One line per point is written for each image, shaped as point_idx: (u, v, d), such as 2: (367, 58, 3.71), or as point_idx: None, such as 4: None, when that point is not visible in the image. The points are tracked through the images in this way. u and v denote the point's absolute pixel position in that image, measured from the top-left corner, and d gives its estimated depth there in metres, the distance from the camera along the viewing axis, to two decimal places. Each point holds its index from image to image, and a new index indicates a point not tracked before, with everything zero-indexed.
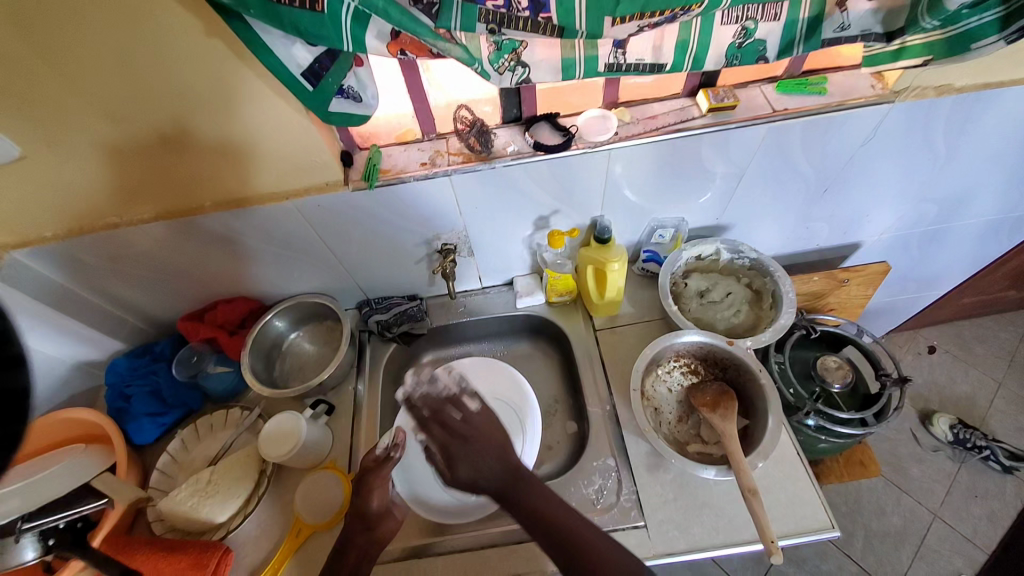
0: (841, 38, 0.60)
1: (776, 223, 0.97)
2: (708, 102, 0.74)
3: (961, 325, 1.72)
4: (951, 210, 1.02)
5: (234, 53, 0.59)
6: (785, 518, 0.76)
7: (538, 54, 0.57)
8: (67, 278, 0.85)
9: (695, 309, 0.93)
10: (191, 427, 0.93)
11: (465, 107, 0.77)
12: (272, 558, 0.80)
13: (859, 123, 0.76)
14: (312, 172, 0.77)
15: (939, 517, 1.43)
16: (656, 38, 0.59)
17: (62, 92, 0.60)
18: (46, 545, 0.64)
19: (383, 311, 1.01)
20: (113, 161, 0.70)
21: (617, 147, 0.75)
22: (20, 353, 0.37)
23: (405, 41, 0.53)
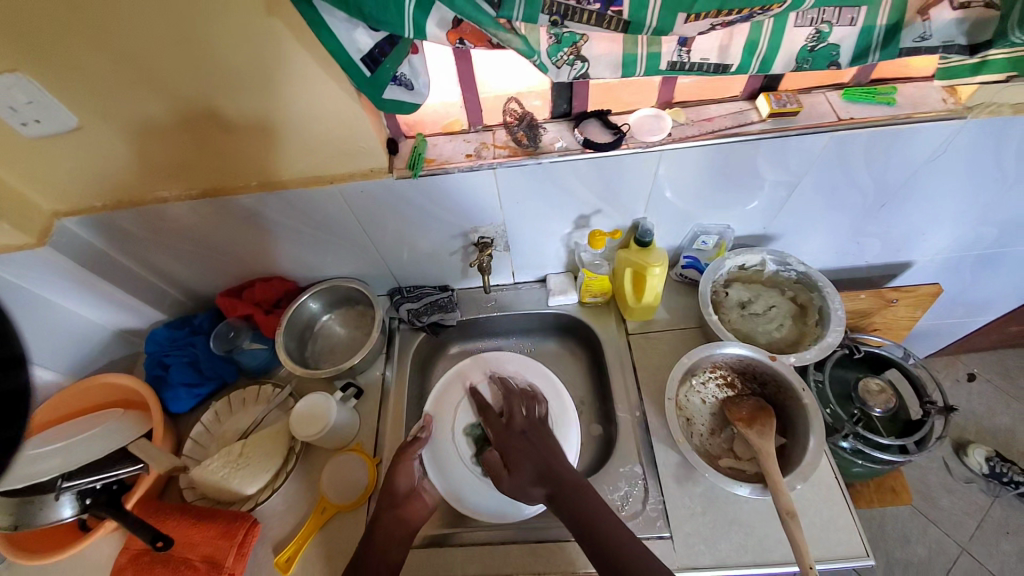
0: (920, 48, 0.57)
1: (824, 236, 0.93)
2: (769, 106, 0.71)
3: (1007, 354, 1.63)
4: (1014, 234, 0.96)
5: (293, 35, 0.60)
6: (818, 543, 0.73)
7: (598, 49, 0.56)
8: (114, 247, 0.88)
9: (735, 320, 0.90)
10: (225, 400, 0.96)
11: (515, 99, 0.76)
12: (297, 533, 0.82)
13: (928, 137, 0.72)
14: (355, 158, 0.77)
15: (967, 552, 1.37)
16: (723, 37, 0.56)
17: (126, 65, 0.61)
18: (83, 503, 0.71)
19: (415, 300, 1.01)
20: (164, 136, 0.72)
21: (668, 149, 0.73)
22: (21, 353, 0.40)
23: (465, 30, 0.52)
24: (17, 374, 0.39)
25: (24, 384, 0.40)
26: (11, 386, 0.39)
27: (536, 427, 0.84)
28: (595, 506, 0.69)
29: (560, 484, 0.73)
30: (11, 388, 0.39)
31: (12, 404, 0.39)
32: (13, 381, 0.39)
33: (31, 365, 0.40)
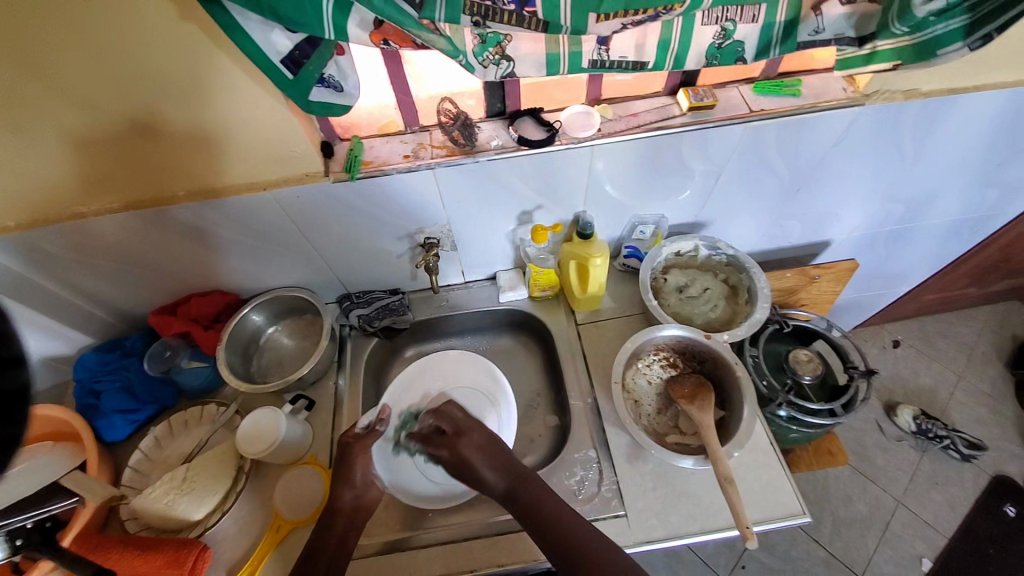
0: (816, 42, 0.62)
1: (752, 221, 0.99)
2: (687, 100, 0.76)
3: (924, 320, 1.80)
4: (915, 210, 1.06)
5: (209, 39, 0.57)
6: (757, 505, 0.79)
7: (523, 49, 0.58)
8: (30, 269, 0.81)
9: (674, 304, 0.95)
10: (165, 424, 0.90)
11: (449, 99, 0.77)
12: (252, 554, 0.79)
13: (830, 125, 0.79)
14: (290, 163, 0.75)
15: (902, 504, 1.50)
16: (638, 36, 0.59)
17: (22, 75, 0.57)
18: (14, 545, 0.63)
19: (364, 305, 0.99)
20: (79, 149, 0.67)
21: (600, 143, 0.76)
22: (21, 353, 0.36)
23: (388, 31, 0.53)
24: (17, 374, 0.36)
25: (23, 384, 0.36)
26: (12, 385, 0.35)
27: (475, 432, 0.81)
28: (551, 508, 0.72)
29: (519, 482, 0.76)
30: (12, 388, 0.35)
31: (12, 406, 0.35)
32: (11, 380, 0.35)
33: (30, 363, 0.36)
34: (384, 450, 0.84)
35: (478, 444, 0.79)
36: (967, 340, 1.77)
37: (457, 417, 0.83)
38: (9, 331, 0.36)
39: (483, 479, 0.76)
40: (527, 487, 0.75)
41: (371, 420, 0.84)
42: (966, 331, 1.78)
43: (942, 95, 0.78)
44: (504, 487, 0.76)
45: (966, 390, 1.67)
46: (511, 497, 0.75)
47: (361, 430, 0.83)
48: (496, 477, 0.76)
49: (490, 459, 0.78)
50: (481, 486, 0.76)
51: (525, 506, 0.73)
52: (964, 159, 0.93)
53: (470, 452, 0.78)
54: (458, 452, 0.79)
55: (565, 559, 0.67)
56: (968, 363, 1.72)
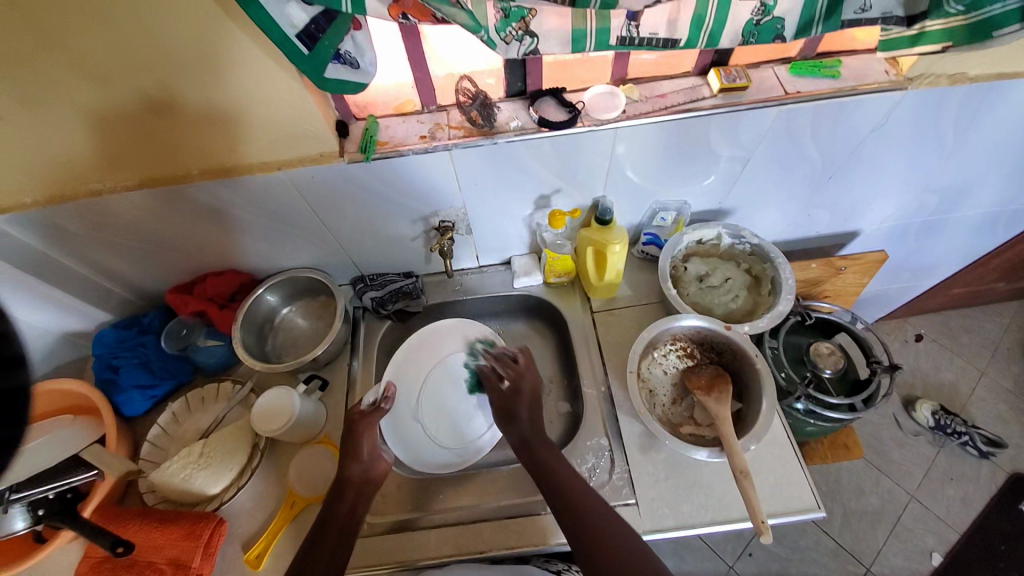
0: (862, 21, 0.57)
1: (777, 209, 0.96)
2: (719, 81, 0.72)
3: (949, 315, 1.75)
4: (951, 201, 1.02)
5: (224, 11, 0.55)
6: (771, 498, 0.78)
7: (548, 24, 0.55)
8: (50, 246, 0.82)
9: (694, 294, 0.93)
10: (182, 400, 0.92)
11: (468, 78, 0.74)
12: (266, 528, 0.80)
13: (868, 110, 0.74)
14: (305, 142, 0.73)
15: (915, 499, 1.48)
16: (671, 10, 0.56)
17: (34, 46, 0.55)
18: (35, 514, 0.67)
19: (377, 287, 0.98)
20: (94, 125, 0.66)
21: (623, 126, 0.73)
22: (20, 354, 0.40)
23: (407, 4, 0.50)
24: (17, 375, 0.39)
25: (24, 384, 0.40)
26: (12, 385, 0.39)
27: (532, 381, 0.84)
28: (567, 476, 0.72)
29: (537, 437, 0.78)
30: (11, 388, 0.39)
31: (10, 403, 0.39)
32: (14, 380, 0.39)
33: (29, 365, 0.40)
34: (391, 425, 0.87)
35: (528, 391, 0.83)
36: (994, 335, 1.71)
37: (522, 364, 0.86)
38: (9, 332, 0.40)
39: (517, 416, 0.80)
40: (542, 444, 0.77)
41: (378, 397, 0.83)
42: (992, 326, 1.73)
43: (993, 80, 0.73)
44: (524, 432, 0.78)
45: (989, 387, 1.63)
46: (526, 447, 0.77)
47: (367, 407, 0.82)
48: (528, 423, 0.79)
49: (531, 405, 0.81)
50: (512, 423, 0.79)
51: (536, 461, 0.75)
52: (1009, 147, 0.88)
53: (522, 399, 0.82)
54: (518, 386, 0.83)
55: (571, 515, 0.68)
56: (993, 359, 1.68)
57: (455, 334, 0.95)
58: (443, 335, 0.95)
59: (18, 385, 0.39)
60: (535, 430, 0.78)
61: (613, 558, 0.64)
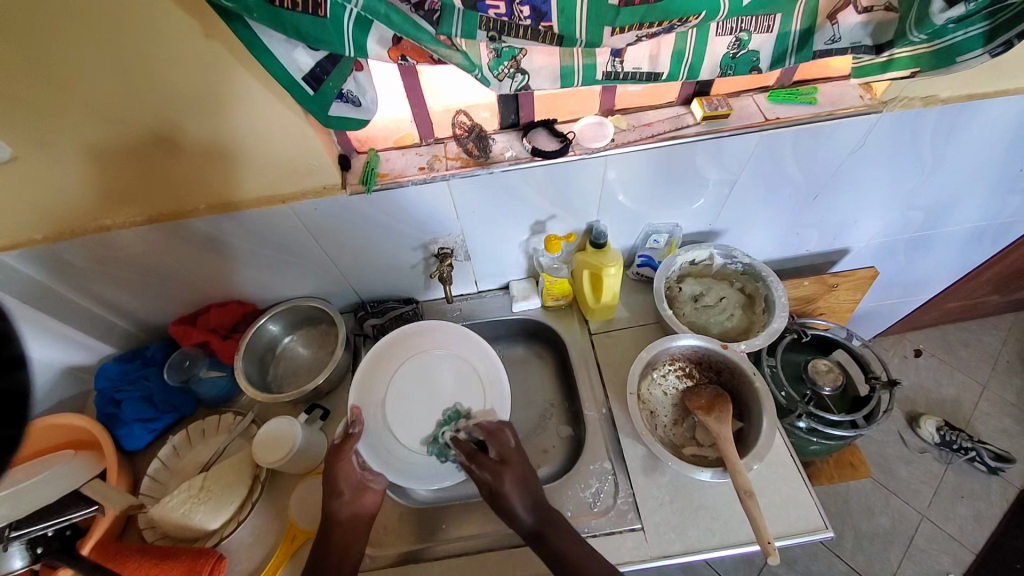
0: (832, 51, 0.62)
1: (766, 229, 0.98)
2: (701, 110, 0.75)
3: (946, 329, 1.75)
4: (936, 216, 1.04)
5: (233, 56, 0.59)
6: (778, 519, 0.77)
7: (538, 61, 0.58)
8: (55, 280, 0.84)
9: (690, 313, 0.95)
10: (182, 433, 0.92)
11: (463, 112, 0.78)
12: (267, 563, 0.79)
13: (846, 133, 0.78)
14: (306, 176, 0.76)
15: (927, 518, 1.45)
16: (652, 47, 0.60)
17: (51, 91, 0.59)
18: (34, 553, 0.64)
19: (378, 315, 1.01)
20: (105, 164, 0.69)
21: (613, 154, 0.76)
22: (20, 354, 0.36)
23: (406, 47, 0.54)
24: (16, 375, 0.35)
25: (23, 384, 0.36)
26: (11, 386, 0.35)
27: (520, 464, 0.76)
28: (579, 554, 0.68)
29: (546, 522, 0.71)
30: (11, 390, 0.35)
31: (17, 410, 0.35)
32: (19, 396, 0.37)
33: (32, 365, 0.36)
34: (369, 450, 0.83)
35: (518, 477, 0.74)
36: (992, 349, 1.72)
37: (508, 446, 0.79)
38: (9, 331, 0.35)
39: (513, 512, 0.71)
40: (555, 531, 0.71)
41: (345, 424, 0.82)
42: (990, 339, 1.73)
43: (963, 101, 0.77)
44: (532, 525, 0.71)
45: (991, 401, 1.62)
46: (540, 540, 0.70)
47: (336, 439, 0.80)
48: (527, 512, 0.72)
49: (525, 494, 0.73)
50: (511, 519, 0.71)
51: (558, 557, 0.68)
52: (986, 164, 0.91)
53: (508, 478, 0.74)
54: (501, 480, 0.74)
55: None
56: (994, 373, 1.67)
57: (410, 344, 0.94)
58: (404, 345, 0.93)
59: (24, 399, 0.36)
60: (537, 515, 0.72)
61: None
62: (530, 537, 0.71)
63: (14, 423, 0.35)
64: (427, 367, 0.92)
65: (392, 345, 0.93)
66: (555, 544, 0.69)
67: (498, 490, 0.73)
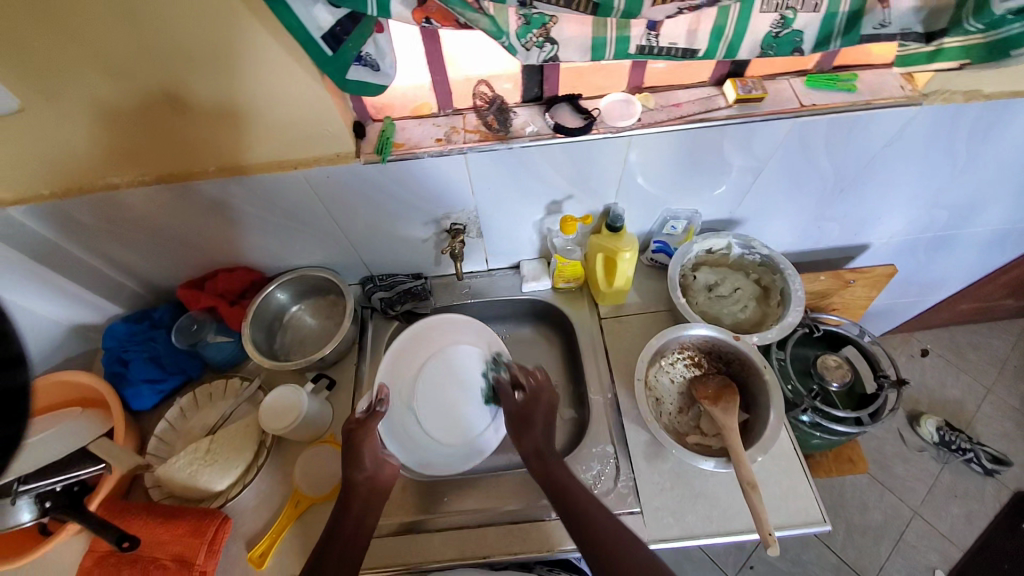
0: (880, 35, 0.58)
1: (787, 220, 0.96)
2: (735, 92, 0.72)
3: (956, 330, 1.73)
4: (962, 216, 1.01)
5: (248, 10, 0.56)
6: (778, 511, 0.77)
7: (568, 31, 0.55)
8: (63, 237, 0.83)
9: (703, 302, 0.93)
10: (189, 395, 0.92)
11: (485, 83, 0.75)
12: (271, 526, 0.80)
13: (882, 124, 0.75)
14: (321, 142, 0.74)
15: (918, 515, 1.47)
16: (691, 22, 0.56)
17: (57, 40, 0.56)
18: (43, 506, 0.68)
19: (387, 288, 1.00)
20: (114, 119, 0.67)
21: (638, 134, 0.73)
22: (20, 352, 0.37)
23: (431, 9, 0.51)
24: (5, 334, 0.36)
25: (18, 354, 0.37)
26: (12, 384, 0.36)
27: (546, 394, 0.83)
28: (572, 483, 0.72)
29: (553, 454, 0.76)
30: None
31: None
32: (14, 380, 0.36)
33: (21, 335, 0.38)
34: (389, 427, 0.84)
35: (546, 407, 0.82)
36: (1001, 352, 1.70)
37: (541, 383, 0.84)
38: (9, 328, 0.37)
39: (532, 424, 0.79)
40: (556, 460, 0.75)
41: (371, 401, 0.82)
42: (1000, 343, 1.72)
43: (1007, 97, 0.73)
44: (534, 447, 0.77)
45: (994, 404, 1.62)
46: (541, 460, 0.75)
47: (362, 414, 0.80)
48: (541, 432, 0.79)
49: (550, 421, 0.80)
50: (526, 431, 0.78)
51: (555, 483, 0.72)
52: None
53: (539, 408, 0.81)
54: (535, 403, 0.82)
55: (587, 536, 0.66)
56: (999, 377, 1.66)
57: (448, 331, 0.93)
58: (426, 338, 0.91)
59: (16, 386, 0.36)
60: (541, 445, 0.77)
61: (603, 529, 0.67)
62: (533, 456, 0.76)
63: None
64: (451, 359, 0.90)
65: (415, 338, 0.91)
66: (555, 471, 0.74)
67: (527, 404, 0.82)
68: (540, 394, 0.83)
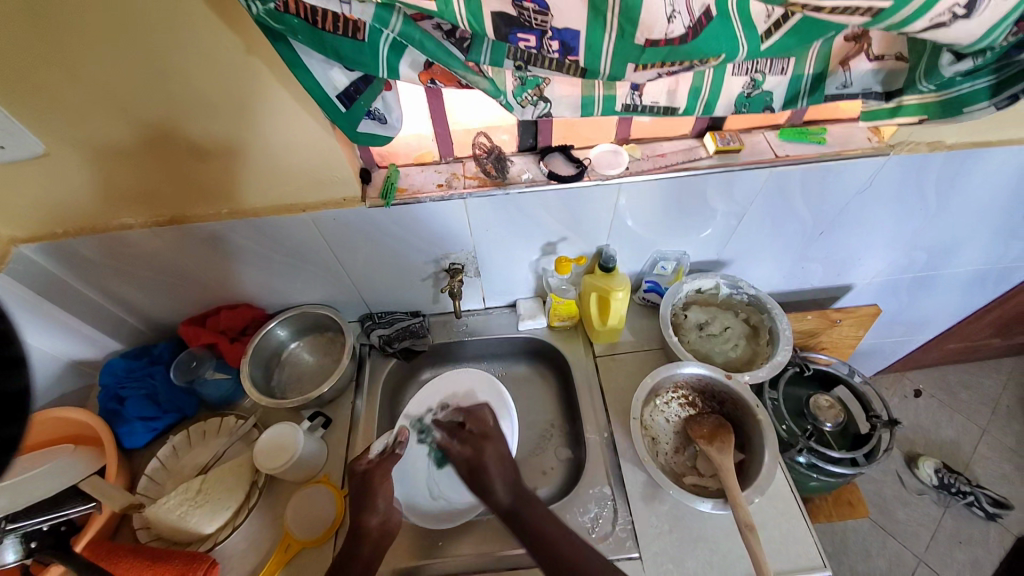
0: (843, 94, 0.64)
1: (772, 262, 1.00)
2: (714, 144, 0.78)
3: (947, 370, 1.75)
4: (938, 258, 1.06)
5: (269, 70, 0.62)
6: (778, 555, 0.76)
7: (560, 91, 0.61)
8: (71, 274, 0.86)
9: (695, 341, 0.96)
10: (183, 434, 0.92)
11: (483, 134, 0.81)
12: (261, 570, 0.78)
13: (853, 173, 0.80)
14: (327, 187, 0.79)
15: (924, 562, 1.43)
16: (670, 83, 0.62)
17: (91, 93, 0.62)
18: (28, 547, 0.65)
19: (386, 326, 1.02)
20: (133, 165, 0.72)
21: (627, 182, 0.78)
22: (21, 354, 0.38)
23: (436, 72, 0.56)
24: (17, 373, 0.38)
25: (23, 387, 0.38)
26: (9, 388, 0.37)
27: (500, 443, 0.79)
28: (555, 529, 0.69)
29: (523, 501, 0.72)
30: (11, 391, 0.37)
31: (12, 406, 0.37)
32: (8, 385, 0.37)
33: (28, 367, 0.39)
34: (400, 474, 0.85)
35: (498, 454, 0.78)
36: (992, 392, 1.71)
37: (487, 425, 0.83)
38: (9, 332, 0.38)
39: (490, 487, 0.73)
40: (530, 506, 0.71)
41: (388, 443, 0.83)
42: (991, 383, 1.73)
43: (968, 148, 0.79)
44: (508, 503, 0.72)
45: (990, 445, 1.61)
46: (512, 516, 0.70)
47: (375, 455, 0.82)
48: (503, 491, 0.73)
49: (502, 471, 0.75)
50: (488, 495, 0.72)
51: (530, 532, 0.69)
52: (990, 210, 0.93)
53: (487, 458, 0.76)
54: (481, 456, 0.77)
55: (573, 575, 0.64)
56: (993, 418, 1.66)
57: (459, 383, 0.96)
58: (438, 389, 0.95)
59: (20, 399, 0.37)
60: (513, 496, 0.72)
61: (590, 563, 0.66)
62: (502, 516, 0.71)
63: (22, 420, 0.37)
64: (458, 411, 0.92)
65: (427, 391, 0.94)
66: (526, 518, 0.70)
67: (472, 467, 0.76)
68: (485, 437, 0.80)
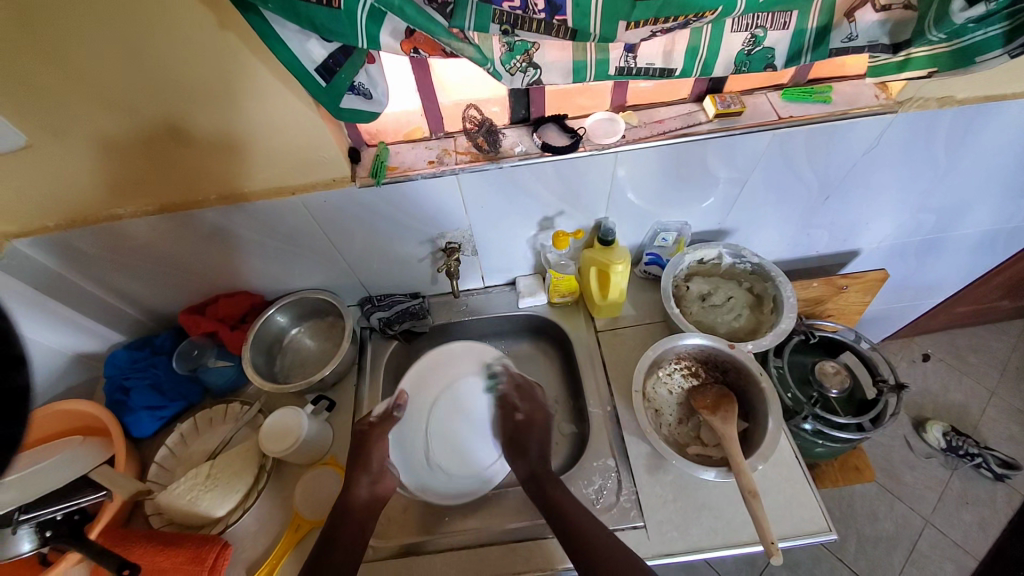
0: (848, 49, 0.60)
1: (776, 229, 0.98)
2: (714, 107, 0.75)
3: (956, 334, 1.73)
4: (949, 219, 1.03)
5: (244, 44, 0.59)
6: (782, 520, 0.77)
7: (550, 56, 0.58)
8: (66, 267, 0.85)
9: (697, 312, 0.94)
10: (190, 421, 0.93)
11: (474, 107, 0.78)
12: (273, 550, 0.80)
13: (860, 133, 0.77)
14: (316, 168, 0.77)
15: (931, 524, 1.44)
16: (666, 43, 0.59)
17: (64, 80, 0.59)
18: (43, 536, 0.65)
19: (385, 308, 1.01)
20: (117, 153, 0.70)
21: (624, 150, 0.76)
22: (23, 353, 0.37)
23: (419, 40, 0.54)
24: (15, 375, 0.36)
25: (23, 385, 0.37)
26: (11, 385, 0.36)
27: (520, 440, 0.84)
28: (561, 495, 0.74)
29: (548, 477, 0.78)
30: (9, 389, 0.36)
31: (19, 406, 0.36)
32: (9, 382, 0.36)
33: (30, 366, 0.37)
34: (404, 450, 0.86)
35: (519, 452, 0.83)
36: (1003, 354, 1.69)
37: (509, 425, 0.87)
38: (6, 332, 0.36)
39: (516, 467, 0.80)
40: (552, 483, 0.76)
41: (389, 404, 0.85)
42: (1001, 345, 1.71)
43: (981, 101, 0.76)
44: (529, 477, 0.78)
45: (1000, 407, 1.60)
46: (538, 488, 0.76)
47: (375, 417, 0.84)
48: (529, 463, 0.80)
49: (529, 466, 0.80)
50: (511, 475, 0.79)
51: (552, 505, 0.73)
52: (1005, 166, 0.90)
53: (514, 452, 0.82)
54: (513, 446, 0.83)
55: (570, 542, 0.68)
56: (1003, 380, 1.65)
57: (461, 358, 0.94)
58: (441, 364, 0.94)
59: (15, 389, 0.36)
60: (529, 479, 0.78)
61: (590, 545, 0.67)
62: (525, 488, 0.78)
63: (19, 420, 0.36)
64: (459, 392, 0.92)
65: (431, 365, 0.93)
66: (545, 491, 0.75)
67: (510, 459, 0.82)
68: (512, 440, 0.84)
